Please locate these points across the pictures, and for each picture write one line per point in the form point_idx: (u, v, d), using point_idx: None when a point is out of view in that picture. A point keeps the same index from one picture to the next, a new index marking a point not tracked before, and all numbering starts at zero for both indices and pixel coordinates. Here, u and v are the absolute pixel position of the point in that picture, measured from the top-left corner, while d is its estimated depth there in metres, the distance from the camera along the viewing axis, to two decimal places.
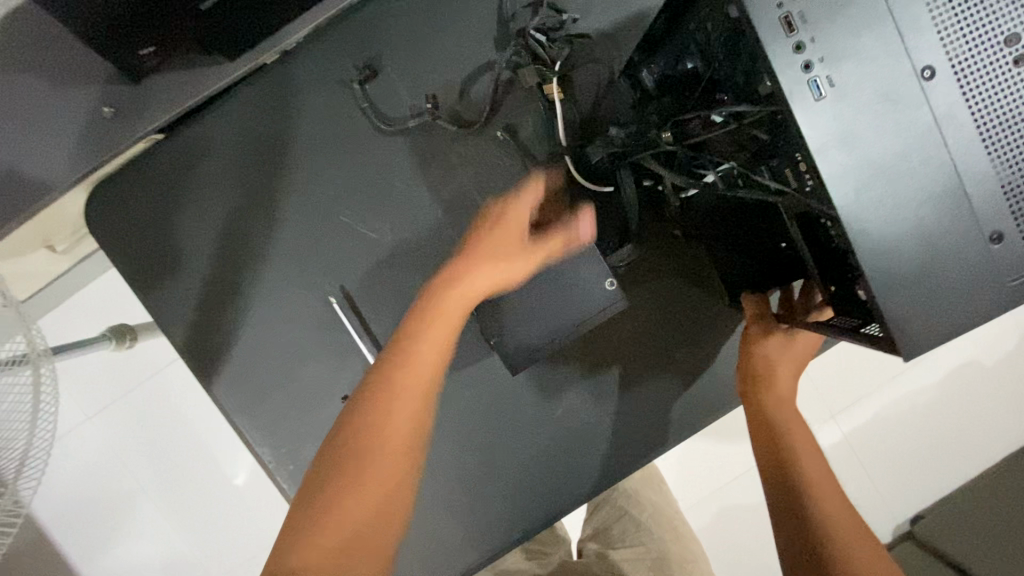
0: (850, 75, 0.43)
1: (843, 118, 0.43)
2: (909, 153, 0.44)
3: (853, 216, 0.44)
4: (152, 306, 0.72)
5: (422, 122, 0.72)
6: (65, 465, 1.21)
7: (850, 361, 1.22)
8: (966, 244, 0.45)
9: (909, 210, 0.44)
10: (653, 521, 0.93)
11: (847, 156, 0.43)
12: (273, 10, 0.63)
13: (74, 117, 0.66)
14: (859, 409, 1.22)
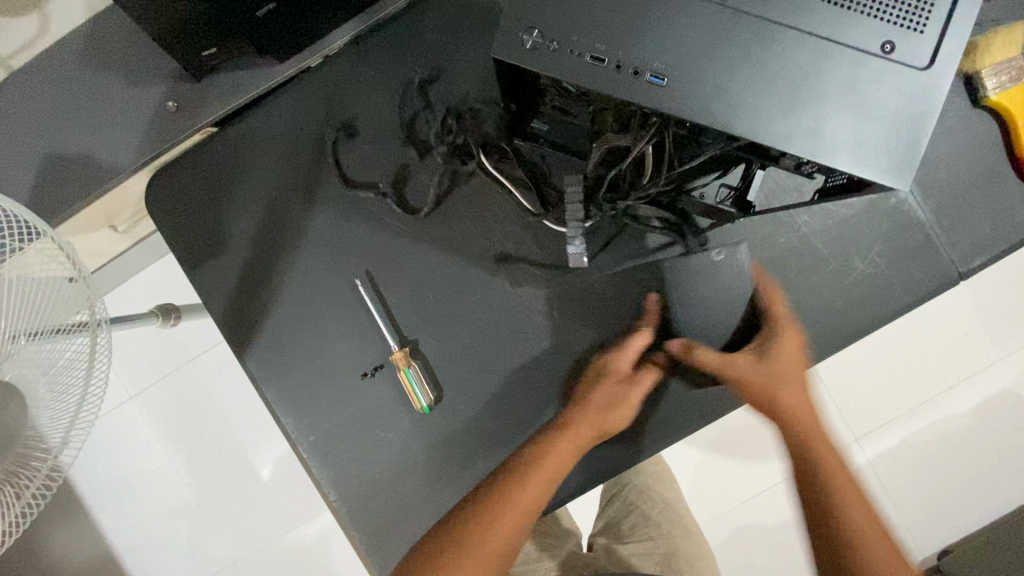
0: (807, 63, 0.43)
1: (824, 94, 0.43)
2: (827, 67, 0.43)
3: (864, 166, 0.43)
4: (199, 283, 0.79)
5: (449, 122, 0.76)
6: (110, 432, 1.31)
7: (872, 382, 1.21)
8: (925, 88, 0.43)
9: (880, 118, 0.43)
10: (664, 519, 0.93)
11: (846, 133, 0.43)
12: (321, 17, 0.70)
13: (141, 108, 0.74)
14: (883, 432, 1.21)
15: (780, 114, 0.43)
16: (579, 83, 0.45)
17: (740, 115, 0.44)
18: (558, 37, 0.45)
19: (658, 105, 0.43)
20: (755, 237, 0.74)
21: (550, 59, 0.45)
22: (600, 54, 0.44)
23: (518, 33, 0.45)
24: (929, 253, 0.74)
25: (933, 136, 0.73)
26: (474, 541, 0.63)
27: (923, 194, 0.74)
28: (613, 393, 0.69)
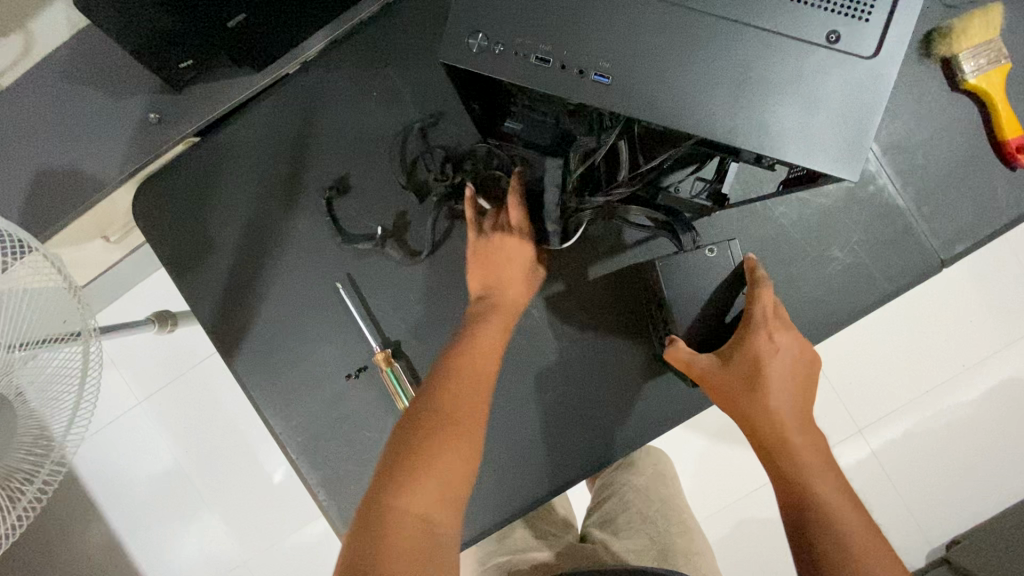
0: (754, 54, 0.43)
1: (773, 86, 0.43)
2: (775, 58, 0.43)
3: (812, 154, 0.43)
4: (186, 290, 0.81)
5: (424, 125, 0.76)
6: (117, 438, 1.35)
7: (869, 371, 1.20)
8: (871, 78, 0.43)
9: (828, 107, 0.44)
10: (661, 514, 0.92)
11: (796, 123, 0.44)
12: (294, 26, 0.71)
13: (124, 122, 0.76)
14: (882, 422, 1.20)
15: (729, 109, 0.43)
16: (526, 84, 0.45)
17: (688, 110, 0.44)
18: (503, 40, 0.45)
19: (607, 103, 0.44)
20: (733, 229, 0.74)
21: (495, 62, 0.45)
22: (544, 55, 0.44)
23: (463, 38, 0.45)
24: (910, 240, 0.73)
25: (911, 123, 0.73)
26: (427, 464, 0.56)
27: (902, 181, 0.73)
28: (517, 269, 0.71)
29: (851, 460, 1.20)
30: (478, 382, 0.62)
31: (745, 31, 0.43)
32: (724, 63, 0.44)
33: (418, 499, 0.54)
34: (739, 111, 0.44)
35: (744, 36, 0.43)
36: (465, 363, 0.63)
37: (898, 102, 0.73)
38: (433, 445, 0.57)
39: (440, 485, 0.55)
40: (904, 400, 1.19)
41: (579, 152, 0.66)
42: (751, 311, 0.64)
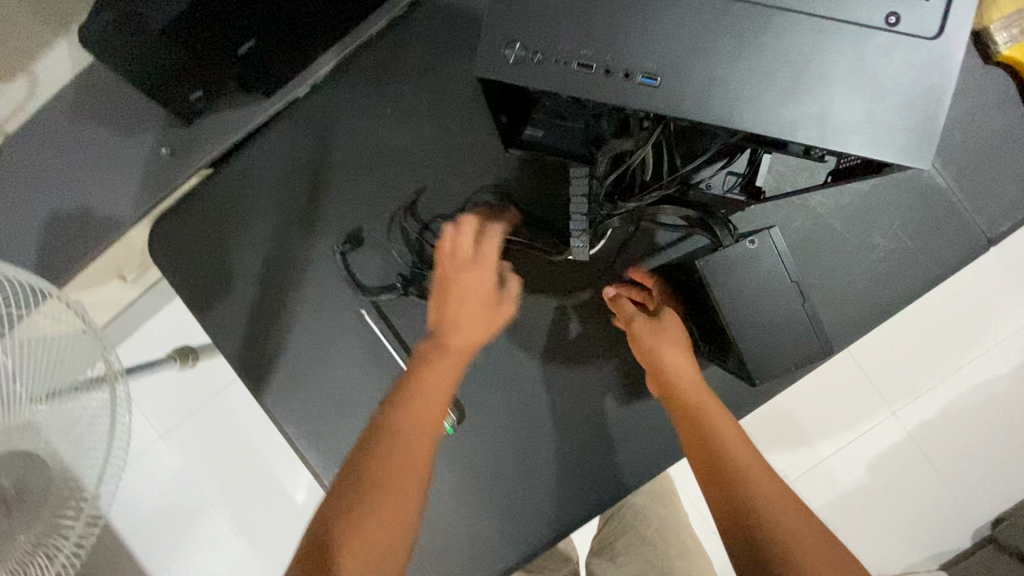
0: (805, 43, 0.41)
1: (827, 75, 0.41)
2: (826, 46, 0.41)
3: (874, 142, 0.41)
4: (210, 325, 0.78)
5: (442, 139, 0.74)
6: (141, 477, 1.32)
7: (907, 354, 1.17)
8: (931, 57, 0.41)
9: (887, 93, 0.41)
10: (660, 537, 0.88)
11: (855, 112, 0.41)
12: (304, 48, 0.70)
13: (137, 158, 0.75)
14: (922, 405, 1.16)
15: (783, 103, 0.41)
16: (565, 91, 0.43)
17: (741, 107, 0.42)
18: (540, 48, 0.43)
19: (652, 105, 0.42)
20: (769, 222, 0.72)
21: (534, 72, 0.43)
22: (586, 59, 0.42)
23: (500, 49, 0.43)
24: (954, 220, 0.70)
25: (947, 99, 0.70)
26: (384, 482, 0.52)
27: (942, 160, 0.70)
28: (473, 306, 0.64)
29: (893, 446, 1.17)
30: (434, 410, 0.57)
31: (794, 19, 0.41)
32: (772, 55, 0.41)
33: (376, 520, 0.50)
34: (792, 104, 0.41)
35: (792, 25, 0.41)
36: (428, 386, 0.58)
37: None
38: (389, 466, 0.53)
39: (387, 514, 0.51)
40: (942, 381, 1.16)
41: (608, 154, 0.61)
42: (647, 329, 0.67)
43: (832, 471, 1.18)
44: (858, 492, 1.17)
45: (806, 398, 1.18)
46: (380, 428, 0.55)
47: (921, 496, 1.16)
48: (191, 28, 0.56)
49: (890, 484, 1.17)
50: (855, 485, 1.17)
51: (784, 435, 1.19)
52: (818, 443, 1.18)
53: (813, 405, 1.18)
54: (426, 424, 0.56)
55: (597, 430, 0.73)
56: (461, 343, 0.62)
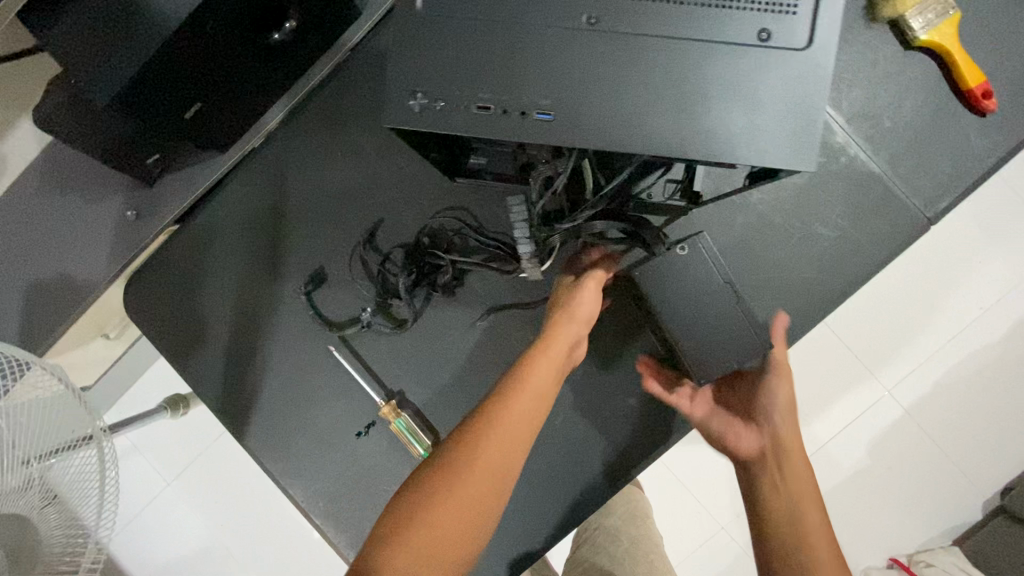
0: (691, 62, 0.44)
1: (718, 88, 0.44)
2: (711, 63, 0.44)
3: (763, 142, 0.44)
4: (189, 375, 0.81)
5: (393, 174, 0.77)
6: (152, 525, 1.36)
7: (894, 332, 1.14)
8: (810, 60, 0.44)
9: (772, 97, 0.44)
10: (627, 554, 0.92)
11: (747, 116, 0.44)
12: (250, 100, 0.73)
13: (105, 223, 0.78)
14: (915, 380, 1.15)
15: (672, 125, 0.44)
16: (471, 133, 0.45)
17: (635, 132, 0.44)
18: (442, 95, 0.46)
19: (554, 136, 0.44)
20: (712, 224, 0.74)
21: (438, 119, 0.45)
22: (485, 102, 0.45)
23: (405, 100, 0.46)
24: (892, 204, 0.72)
25: (871, 88, 0.72)
26: (447, 509, 0.56)
27: (873, 147, 0.72)
28: (560, 349, 0.65)
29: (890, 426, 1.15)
30: (502, 464, 0.59)
31: (676, 42, 0.44)
32: (663, 77, 0.44)
33: (418, 533, 0.55)
34: (687, 119, 0.44)
35: (676, 48, 0.44)
36: (499, 431, 0.59)
37: (854, 69, 0.73)
38: (465, 481, 0.57)
39: (450, 533, 0.55)
40: (932, 355, 1.14)
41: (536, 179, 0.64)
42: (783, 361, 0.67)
43: (833, 455, 1.17)
44: (861, 473, 1.16)
45: (796, 383, 1.17)
46: (451, 462, 0.58)
47: (925, 471, 1.15)
48: (134, 107, 0.60)
49: (892, 463, 1.16)
50: (855, 467, 1.16)
51: None
52: (813, 426, 1.17)
53: (804, 392, 1.17)
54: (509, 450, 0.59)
55: (566, 440, 0.75)
56: (536, 388, 0.62)
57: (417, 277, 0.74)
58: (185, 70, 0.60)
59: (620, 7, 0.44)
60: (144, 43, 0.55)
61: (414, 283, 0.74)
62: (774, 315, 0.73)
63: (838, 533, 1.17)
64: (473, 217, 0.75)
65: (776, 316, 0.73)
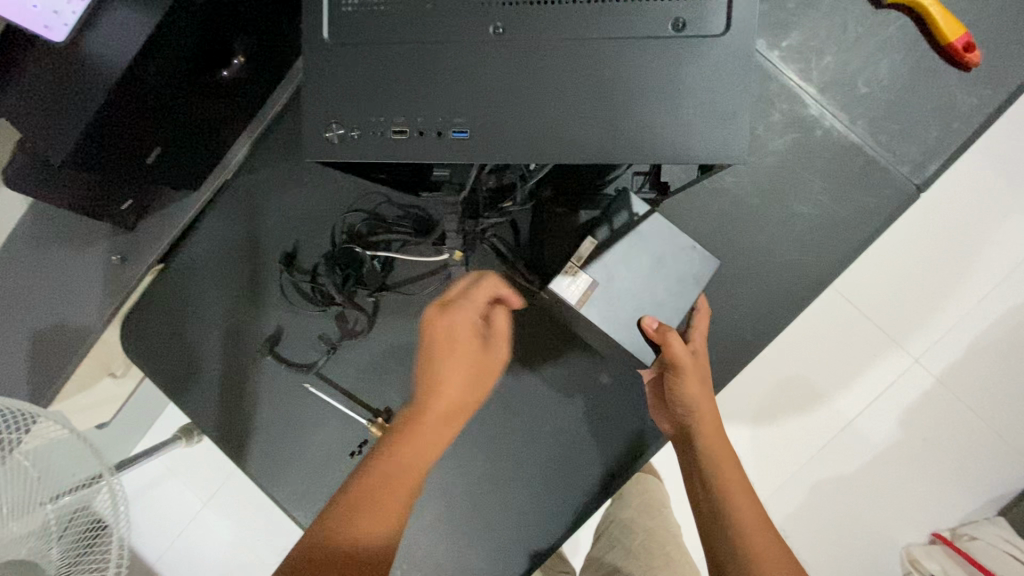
0: (610, 54, 0.45)
1: (638, 75, 0.45)
2: (630, 51, 0.45)
3: (685, 125, 0.45)
4: (188, 408, 0.84)
5: (359, 191, 0.77)
6: (179, 553, 1.38)
7: (914, 296, 1.07)
8: (726, 42, 0.44)
9: (692, 80, 0.45)
10: (643, 548, 0.88)
11: (669, 102, 0.45)
12: (214, 139, 0.75)
13: (94, 268, 0.81)
14: (942, 346, 1.06)
15: (593, 131, 0.46)
16: (397, 158, 0.49)
17: (558, 140, 0.46)
18: (357, 124, 0.49)
19: (469, 154, 0.47)
20: (686, 212, 0.71)
21: (357, 148, 0.49)
22: (399, 127, 0.48)
23: (323, 132, 0.50)
24: (876, 173, 0.68)
25: (842, 52, 0.68)
26: (370, 501, 0.55)
27: (850, 115, 0.68)
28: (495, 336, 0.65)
29: (920, 398, 1.07)
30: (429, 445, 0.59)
31: (593, 39, 0.45)
32: (582, 76, 0.46)
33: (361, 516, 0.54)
34: (610, 109, 0.45)
35: (592, 45, 0.45)
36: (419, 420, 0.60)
37: (822, 35, 0.68)
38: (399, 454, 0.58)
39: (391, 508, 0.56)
40: (957, 318, 1.06)
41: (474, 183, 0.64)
42: (676, 357, 0.61)
43: (862, 433, 1.09)
44: (894, 447, 1.08)
45: (809, 358, 1.10)
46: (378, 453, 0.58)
47: (962, 441, 1.07)
48: (89, 157, 0.61)
49: (927, 434, 1.07)
50: (887, 442, 1.08)
51: (801, 401, 1.11)
52: (839, 405, 1.09)
53: (825, 371, 1.10)
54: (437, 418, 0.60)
55: (560, 443, 0.75)
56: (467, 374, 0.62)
57: (347, 277, 0.74)
58: (138, 119, 0.62)
59: (529, 18, 0.46)
60: (90, 100, 0.57)
61: (345, 284, 0.75)
62: (759, 300, 0.70)
63: (876, 512, 1.09)
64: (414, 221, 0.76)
65: (760, 301, 0.70)
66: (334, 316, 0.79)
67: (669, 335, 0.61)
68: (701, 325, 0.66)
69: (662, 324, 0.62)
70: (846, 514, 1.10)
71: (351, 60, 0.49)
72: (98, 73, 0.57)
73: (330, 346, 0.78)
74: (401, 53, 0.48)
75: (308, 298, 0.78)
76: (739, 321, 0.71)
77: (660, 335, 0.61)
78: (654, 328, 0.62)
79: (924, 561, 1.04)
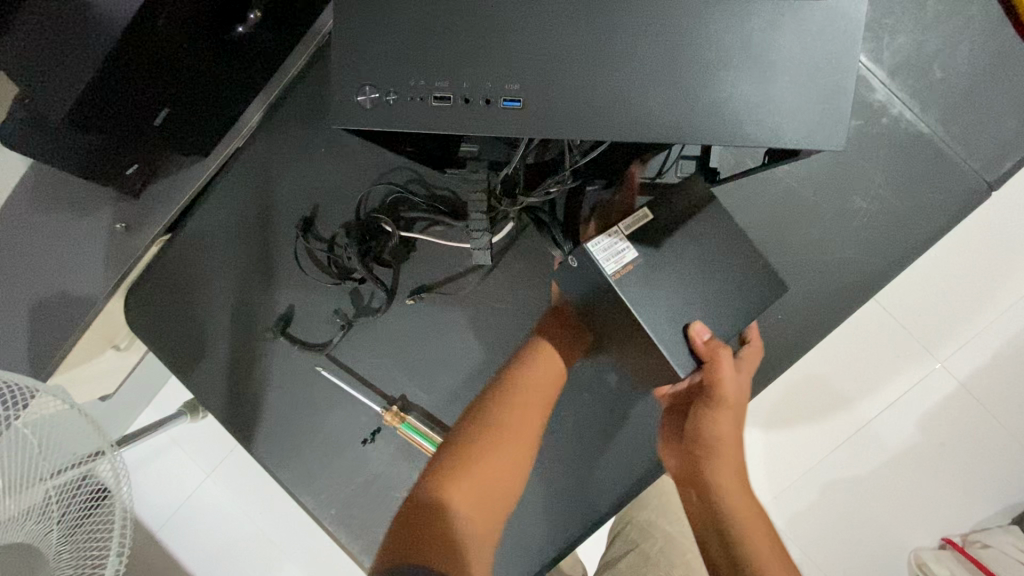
0: (679, 21, 0.40)
1: (710, 44, 0.40)
2: (703, 16, 0.40)
3: (762, 101, 0.40)
4: (194, 386, 0.80)
5: (383, 168, 0.72)
6: (180, 526, 1.36)
7: (953, 298, 1.01)
8: (810, 6, 0.39)
9: (772, 51, 0.40)
10: (663, 555, 0.86)
11: (744, 74, 0.40)
12: (229, 101, 0.70)
13: (97, 234, 0.76)
14: (979, 350, 1.01)
15: (658, 107, 0.41)
16: (435, 131, 0.43)
17: (618, 114, 0.41)
18: (393, 88, 0.44)
19: (515, 128, 0.42)
20: (735, 204, 0.66)
21: (391, 114, 0.44)
22: (440, 93, 0.43)
23: (353, 96, 0.45)
24: (945, 168, 0.63)
25: (919, 32, 0.62)
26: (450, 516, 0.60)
27: (921, 102, 0.62)
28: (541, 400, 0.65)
29: (951, 403, 1.03)
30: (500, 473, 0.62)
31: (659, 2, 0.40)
32: (646, 42, 0.41)
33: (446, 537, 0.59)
34: (676, 82, 0.41)
35: (657, 9, 0.40)
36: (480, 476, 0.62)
37: (899, 11, 0.62)
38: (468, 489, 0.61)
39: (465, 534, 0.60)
40: (996, 322, 1.01)
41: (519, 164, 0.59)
42: (720, 375, 0.56)
43: (879, 434, 1.05)
44: (911, 451, 1.04)
45: (837, 358, 1.05)
46: (437, 468, 0.63)
47: (983, 446, 1.02)
48: (95, 114, 0.56)
49: (946, 440, 1.03)
50: (906, 446, 1.04)
51: (825, 402, 1.06)
52: (864, 406, 1.05)
53: (853, 371, 1.05)
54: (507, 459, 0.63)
55: (582, 442, 0.70)
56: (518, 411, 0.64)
57: (367, 250, 0.70)
58: (149, 73, 0.57)
59: None
60: (96, 51, 0.52)
61: (364, 258, 0.70)
62: (804, 298, 0.65)
63: (890, 515, 1.05)
64: (429, 198, 0.71)
65: (806, 302, 0.66)
66: (352, 294, 0.74)
67: (719, 350, 0.56)
68: (750, 357, 0.61)
69: (713, 338, 0.57)
70: (859, 517, 1.06)
71: (388, 13, 0.44)
72: (106, 17, 0.51)
73: (345, 323, 0.74)
74: (447, 10, 0.43)
75: (324, 272, 0.74)
76: (782, 322, 0.66)
77: (708, 348, 0.57)
78: (704, 340, 0.57)
79: (932, 564, 1.00)
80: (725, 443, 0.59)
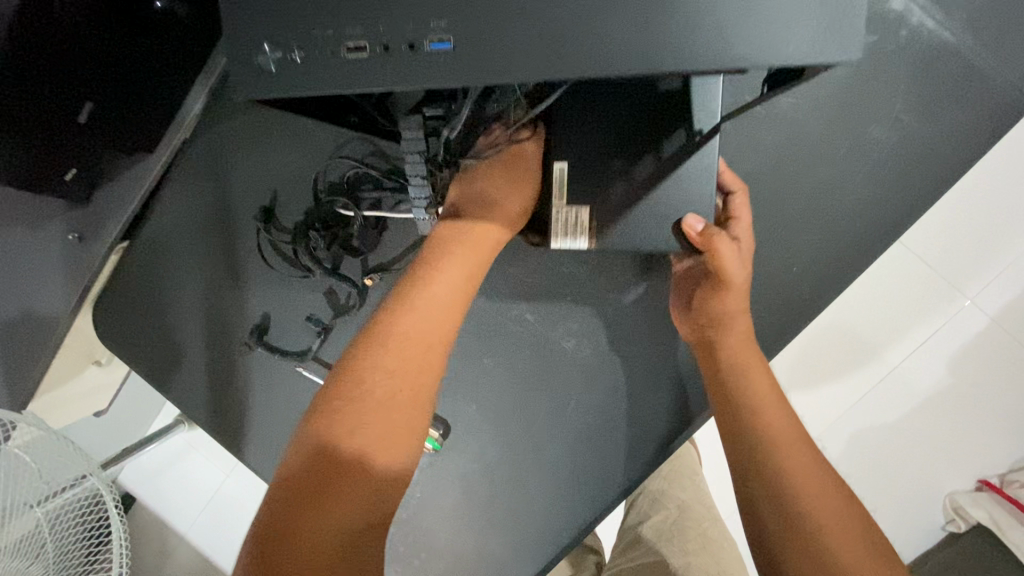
0: None
1: None
2: None
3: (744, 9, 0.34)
4: (175, 398, 0.75)
5: (340, 150, 0.67)
6: (194, 530, 1.35)
7: (980, 227, 0.93)
8: None
9: None
10: (675, 527, 0.81)
11: None
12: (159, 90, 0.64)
13: (49, 248, 0.69)
14: (1011, 280, 0.92)
15: (626, 36, 0.35)
16: (359, 89, 0.38)
17: (577, 47, 0.36)
18: (298, 43, 0.38)
19: (445, 76, 0.37)
20: (736, 148, 0.59)
21: (304, 75, 0.38)
22: (354, 43, 0.37)
23: (254, 57, 0.39)
24: (973, 82, 0.55)
25: None
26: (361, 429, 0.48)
27: (944, 9, 0.54)
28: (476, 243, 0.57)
29: (978, 339, 0.95)
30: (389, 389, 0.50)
31: None
32: None
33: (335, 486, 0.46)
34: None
35: None
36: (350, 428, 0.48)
37: None
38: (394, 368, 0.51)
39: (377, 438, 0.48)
40: None
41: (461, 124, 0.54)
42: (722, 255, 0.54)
43: (906, 377, 0.97)
44: (944, 391, 0.96)
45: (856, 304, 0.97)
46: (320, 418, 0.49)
47: None
48: None
49: (977, 378, 0.95)
50: (935, 388, 0.96)
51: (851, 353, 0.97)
52: (888, 353, 0.97)
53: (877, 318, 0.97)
54: (446, 302, 0.54)
55: (589, 422, 0.64)
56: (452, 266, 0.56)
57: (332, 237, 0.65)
58: None
59: None
60: None
61: (331, 246, 0.65)
62: (824, 244, 0.58)
63: (921, 463, 0.97)
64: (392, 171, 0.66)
65: (822, 248, 0.58)
66: (324, 289, 0.69)
67: (714, 239, 0.54)
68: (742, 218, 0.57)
69: (708, 227, 0.54)
70: (893, 471, 0.98)
71: None
72: None
73: (322, 327, 0.68)
74: None
75: (291, 265, 0.69)
76: (800, 275, 0.58)
77: (703, 238, 0.54)
78: (699, 232, 0.54)
79: (969, 509, 0.93)
80: (738, 325, 0.57)
